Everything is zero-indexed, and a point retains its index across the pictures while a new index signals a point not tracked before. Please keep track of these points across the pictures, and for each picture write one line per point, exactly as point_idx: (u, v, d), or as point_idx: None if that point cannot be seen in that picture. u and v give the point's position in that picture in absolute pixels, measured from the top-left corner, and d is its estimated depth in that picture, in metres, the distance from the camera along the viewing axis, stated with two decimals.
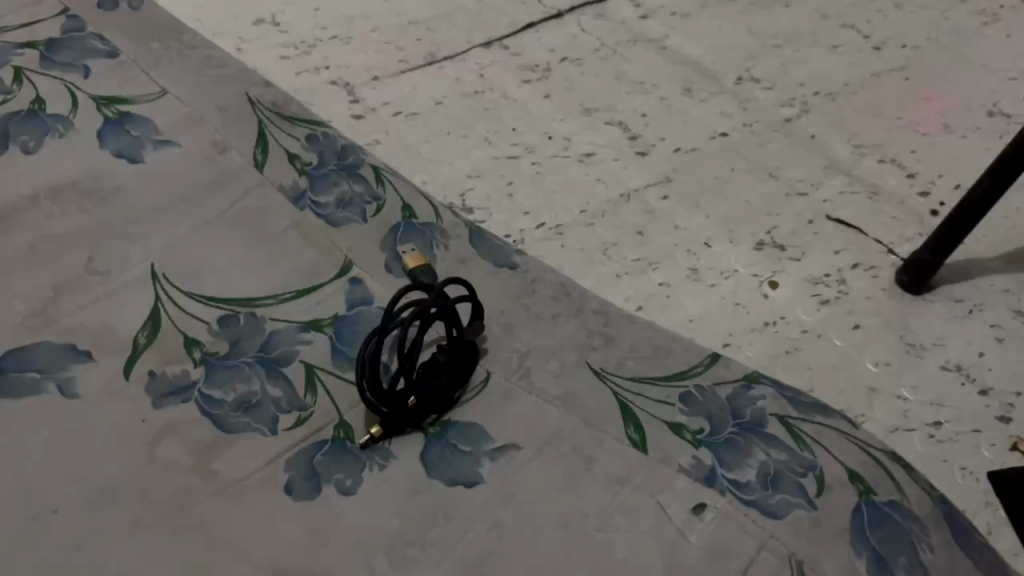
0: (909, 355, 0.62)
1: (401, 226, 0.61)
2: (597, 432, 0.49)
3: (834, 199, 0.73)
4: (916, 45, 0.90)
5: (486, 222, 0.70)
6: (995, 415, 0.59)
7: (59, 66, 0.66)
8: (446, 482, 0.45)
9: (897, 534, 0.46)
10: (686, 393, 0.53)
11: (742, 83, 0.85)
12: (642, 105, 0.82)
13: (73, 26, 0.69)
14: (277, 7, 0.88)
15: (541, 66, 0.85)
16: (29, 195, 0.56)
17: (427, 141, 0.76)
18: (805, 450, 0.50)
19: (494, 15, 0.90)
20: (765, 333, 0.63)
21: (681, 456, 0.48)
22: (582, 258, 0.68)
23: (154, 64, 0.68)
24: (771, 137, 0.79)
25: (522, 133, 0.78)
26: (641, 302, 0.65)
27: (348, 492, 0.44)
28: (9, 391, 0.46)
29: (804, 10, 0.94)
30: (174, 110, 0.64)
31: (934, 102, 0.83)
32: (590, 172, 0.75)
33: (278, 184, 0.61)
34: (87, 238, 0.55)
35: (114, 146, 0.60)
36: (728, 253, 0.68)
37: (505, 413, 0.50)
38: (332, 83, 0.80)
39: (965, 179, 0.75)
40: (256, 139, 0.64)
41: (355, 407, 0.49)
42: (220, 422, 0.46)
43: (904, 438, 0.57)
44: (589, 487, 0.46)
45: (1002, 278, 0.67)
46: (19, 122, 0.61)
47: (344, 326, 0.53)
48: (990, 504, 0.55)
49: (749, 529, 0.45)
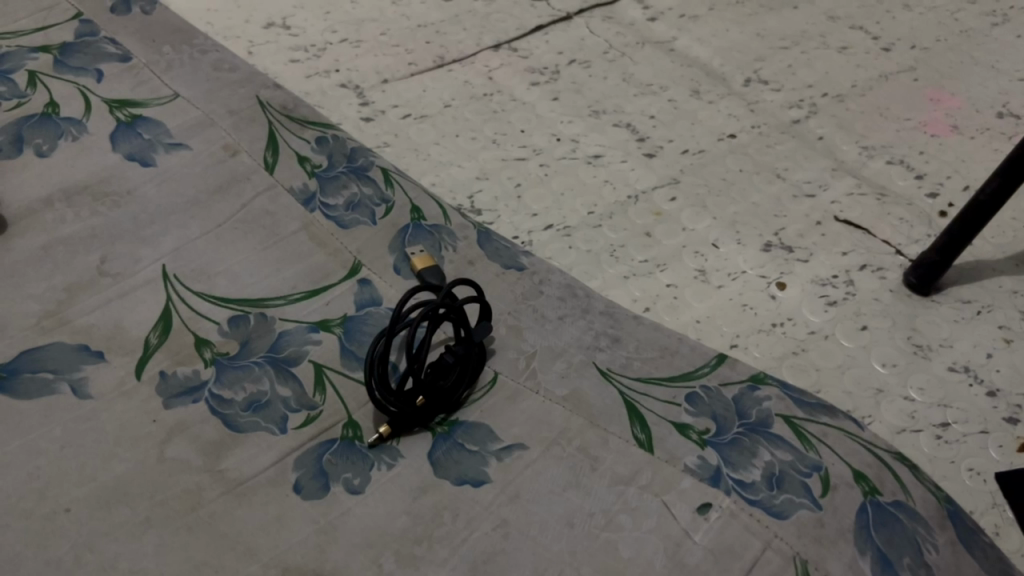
0: (916, 356, 0.62)
1: (410, 227, 0.62)
2: (602, 432, 0.49)
3: (842, 200, 0.73)
4: (925, 46, 0.90)
5: (495, 223, 0.70)
6: (1003, 416, 0.59)
7: (72, 70, 0.67)
8: (453, 481, 0.46)
9: (903, 534, 0.46)
10: (691, 393, 0.53)
11: (750, 85, 0.85)
12: (650, 106, 0.82)
13: (86, 31, 0.70)
14: (288, 11, 0.89)
15: (550, 68, 0.86)
16: (43, 198, 0.57)
17: (436, 144, 0.77)
18: (811, 451, 0.50)
19: (503, 17, 0.91)
20: (772, 334, 0.63)
21: (686, 456, 0.48)
22: (589, 260, 0.68)
23: (166, 69, 0.69)
24: (779, 139, 0.79)
25: (531, 134, 0.78)
26: (648, 303, 0.65)
27: (356, 491, 0.45)
28: (22, 391, 0.46)
29: (812, 12, 0.95)
30: (186, 114, 0.65)
31: (942, 102, 0.83)
32: (598, 174, 0.75)
33: (288, 187, 0.62)
34: (100, 241, 0.55)
35: (126, 149, 0.61)
36: (735, 253, 0.68)
37: (511, 413, 0.50)
38: (341, 86, 0.81)
39: (974, 180, 0.75)
40: (266, 141, 0.64)
41: (363, 406, 0.49)
42: (231, 422, 0.47)
43: (910, 439, 0.57)
44: (595, 488, 0.46)
45: (1010, 280, 0.67)
46: (34, 125, 0.62)
47: (353, 326, 0.54)
48: (997, 505, 0.54)
49: (753, 529, 0.45)
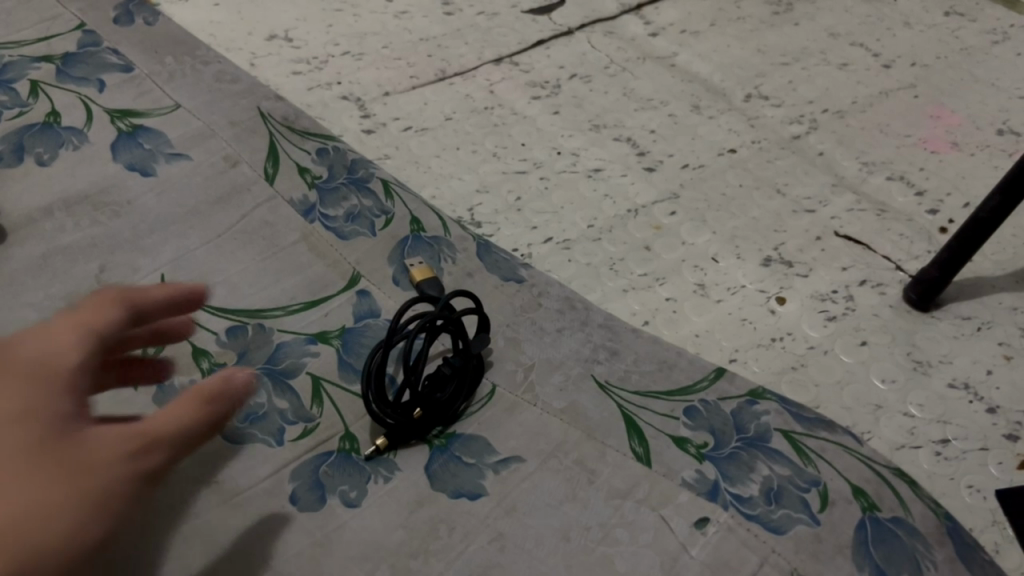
0: (915, 373, 0.62)
1: (409, 239, 0.62)
2: (600, 445, 0.49)
3: (843, 215, 0.73)
4: (926, 63, 0.91)
5: (494, 237, 0.70)
6: (1003, 433, 0.58)
7: (75, 80, 0.67)
8: (449, 494, 0.46)
9: (902, 551, 0.46)
10: (690, 407, 0.53)
11: (751, 100, 0.85)
12: (650, 121, 0.82)
13: (89, 41, 0.71)
14: (290, 24, 0.89)
15: (551, 83, 0.86)
16: (43, 207, 0.57)
17: (437, 156, 0.77)
18: (809, 466, 0.49)
19: (505, 32, 0.92)
20: (771, 349, 0.62)
21: (685, 470, 0.48)
22: (588, 273, 0.67)
23: (168, 79, 0.69)
24: (779, 154, 0.79)
25: (531, 148, 0.78)
26: (647, 317, 0.64)
27: (352, 503, 0.44)
28: None
29: (813, 29, 0.95)
30: (187, 124, 0.65)
31: (942, 119, 0.83)
32: (598, 188, 0.75)
33: (288, 198, 0.62)
34: (99, 250, 0.56)
35: (127, 159, 0.62)
36: (735, 268, 0.68)
37: (508, 425, 0.50)
38: (343, 98, 0.81)
39: (973, 197, 0.75)
40: (267, 152, 0.65)
41: (361, 418, 0.49)
42: (227, 433, 0.47)
43: (910, 455, 0.57)
44: (592, 500, 0.46)
45: (1009, 296, 0.67)
46: (35, 135, 0.62)
47: (351, 338, 0.53)
48: (998, 522, 0.54)
49: (750, 544, 0.44)
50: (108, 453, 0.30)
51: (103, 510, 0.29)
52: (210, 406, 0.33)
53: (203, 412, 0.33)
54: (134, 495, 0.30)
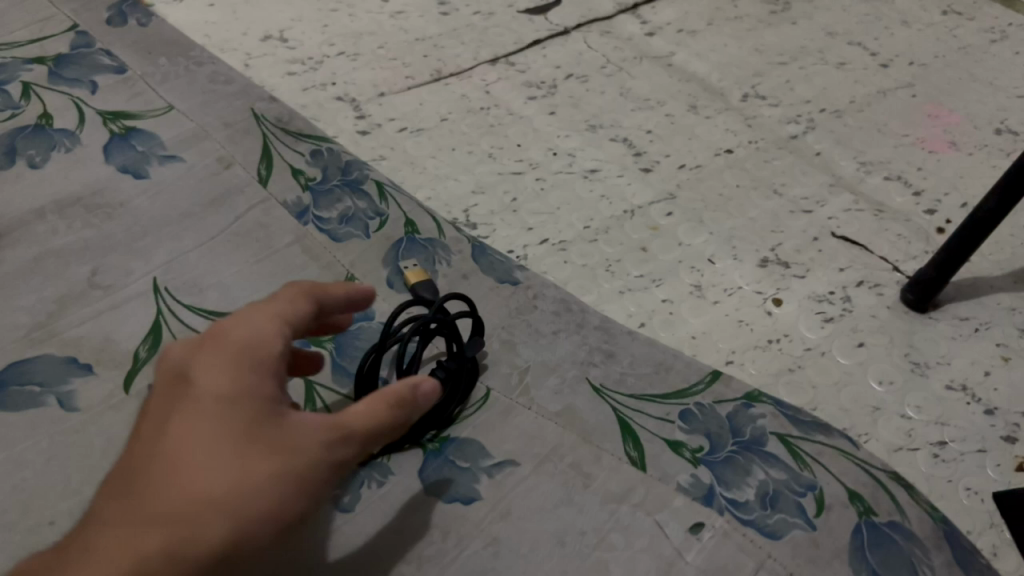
0: (913, 374, 0.61)
1: (404, 241, 0.62)
2: (595, 449, 0.48)
3: (840, 216, 0.73)
4: (924, 62, 0.90)
5: (490, 238, 0.69)
6: (1001, 435, 0.58)
7: (67, 81, 0.67)
8: (444, 499, 0.45)
9: (899, 555, 0.45)
10: (685, 410, 0.52)
11: (747, 100, 0.85)
12: (647, 121, 0.82)
13: (81, 43, 0.70)
14: (285, 24, 0.89)
15: (547, 83, 0.86)
16: (35, 209, 0.57)
17: (432, 157, 0.76)
18: (805, 470, 0.49)
19: (501, 32, 0.91)
20: (768, 351, 0.62)
21: (680, 474, 0.48)
22: (584, 274, 0.67)
23: (161, 81, 0.69)
24: (776, 154, 0.79)
25: (527, 149, 0.78)
26: (644, 318, 0.64)
27: (346, 508, 0.44)
28: (8, 404, 0.46)
29: (810, 28, 0.95)
30: (180, 126, 0.65)
31: (940, 118, 0.83)
32: (594, 189, 0.75)
33: (282, 200, 0.61)
34: (91, 252, 0.55)
35: (120, 161, 0.61)
36: (731, 269, 0.68)
37: (503, 429, 0.49)
38: (338, 99, 0.81)
39: (971, 197, 0.75)
40: (261, 154, 0.64)
41: None
42: None
43: (907, 457, 0.56)
44: (587, 504, 0.46)
45: (1007, 297, 0.67)
46: (27, 137, 0.62)
47: (345, 341, 0.53)
48: (995, 525, 0.54)
49: (746, 548, 0.44)
50: (309, 443, 0.31)
51: (299, 496, 0.31)
52: (395, 411, 0.34)
53: (388, 415, 0.34)
54: (325, 486, 0.32)
